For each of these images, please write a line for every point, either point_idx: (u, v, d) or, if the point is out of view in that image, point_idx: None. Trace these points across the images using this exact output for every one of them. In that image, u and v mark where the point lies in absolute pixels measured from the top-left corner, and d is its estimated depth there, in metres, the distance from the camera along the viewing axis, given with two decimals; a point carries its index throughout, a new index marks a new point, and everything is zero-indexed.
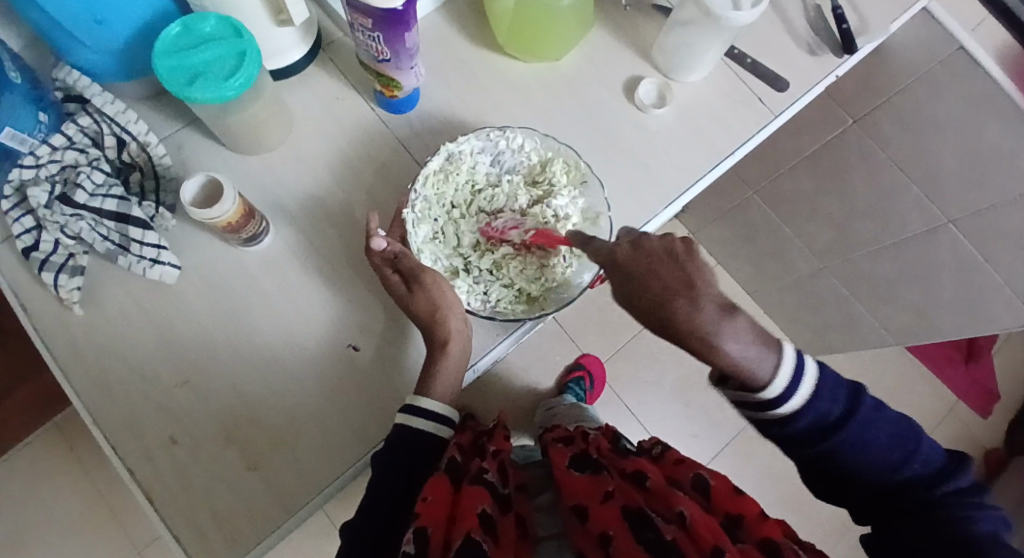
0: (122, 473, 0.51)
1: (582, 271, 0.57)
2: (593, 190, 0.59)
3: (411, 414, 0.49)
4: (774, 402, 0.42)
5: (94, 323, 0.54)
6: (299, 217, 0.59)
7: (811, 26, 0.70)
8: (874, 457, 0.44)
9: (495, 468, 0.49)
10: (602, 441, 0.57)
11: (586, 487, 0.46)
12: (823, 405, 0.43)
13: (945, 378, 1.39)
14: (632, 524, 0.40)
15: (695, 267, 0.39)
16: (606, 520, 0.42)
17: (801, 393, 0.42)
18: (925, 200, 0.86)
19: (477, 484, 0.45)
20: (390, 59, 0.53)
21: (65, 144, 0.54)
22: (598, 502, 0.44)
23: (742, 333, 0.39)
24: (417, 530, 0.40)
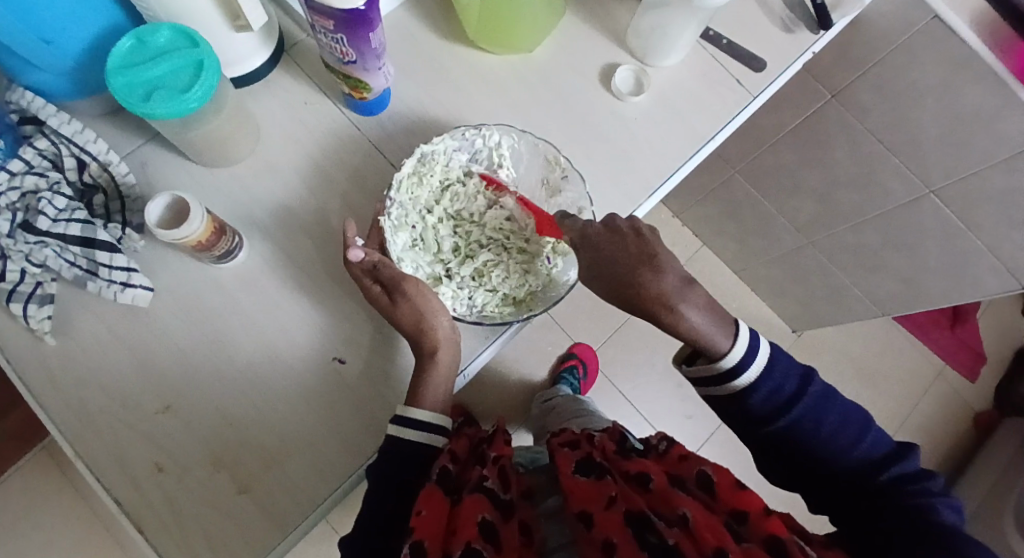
0: (110, 504, 0.50)
1: (567, 269, 0.58)
2: (575, 184, 0.58)
3: (403, 425, 0.48)
4: (731, 374, 0.50)
5: (69, 351, 0.53)
6: (274, 228, 0.57)
7: (785, 3, 0.69)
8: (822, 433, 0.48)
9: (496, 475, 0.48)
10: (607, 443, 0.58)
11: (591, 490, 0.47)
12: (773, 383, 0.50)
13: (931, 341, 1.39)
14: (635, 529, 0.41)
15: (657, 246, 0.52)
16: (610, 525, 0.42)
17: (753, 370, 0.50)
18: (906, 171, 0.86)
19: (476, 493, 0.45)
20: (356, 60, 0.52)
21: (23, 169, 0.51)
22: (602, 506, 0.44)
23: (701, 307, 0.51)
24: (413, 544, 0.40)
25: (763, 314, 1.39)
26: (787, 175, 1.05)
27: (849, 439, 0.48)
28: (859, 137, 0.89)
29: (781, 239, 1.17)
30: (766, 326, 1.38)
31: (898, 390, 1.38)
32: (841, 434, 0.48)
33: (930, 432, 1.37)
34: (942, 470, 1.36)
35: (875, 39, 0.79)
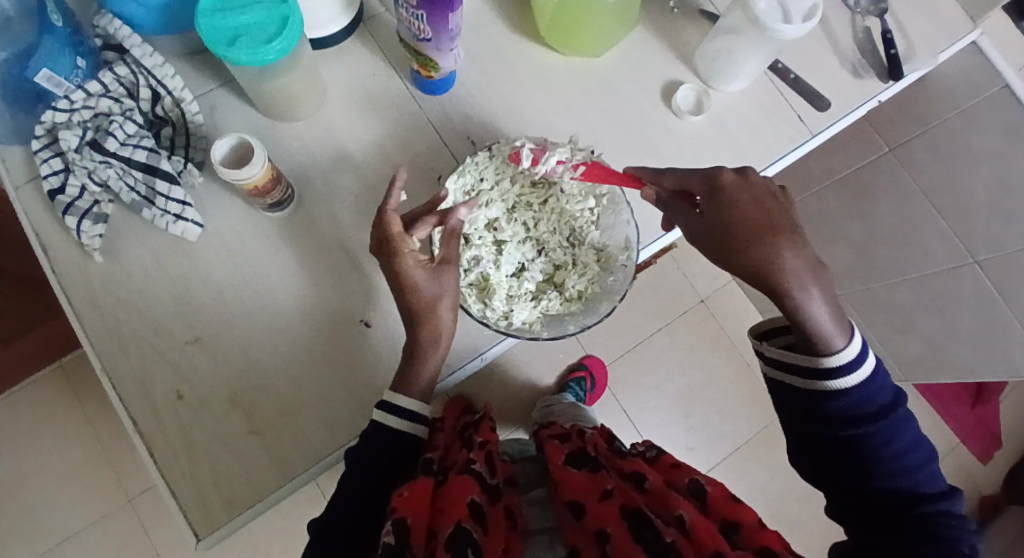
0: (127, 423, 0.52)
1: (560, 326, 0.57)
2: (621, 273, 0.57)
3: (386, 411, 0.48)
4: (833, 371, 0.44)
5: (113, 273, 0.55)
6: (324, 189, 0.59)
7: (858, 48, 0.69)
8: (888, 450, 0.44)
9: (482, 459, 0.51)
10: (599, 439, 0.60)
11: (584, 484, 0.48)
12: (869, 391, 0.44)
13: (952, 418, 1.36)
14: (631, 525, 0.42)
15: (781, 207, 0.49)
16: (604, 518, 0.44)
17: (863, 369, 0.44)
18: (953, 237, 0.84)
19: (466, 475, 0.47)
20: (430, 38, 0.53)
21: (99, 91, 0.54)
22: (596, 499, 0.46)
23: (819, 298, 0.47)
24: (397, 522, 0.41)
25: None
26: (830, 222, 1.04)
27: (905, 465, 0.44)
28: (909, 194, 0.89)
29: None
30: None
31: None
32: (905, 458, 0.44)
33: None
34: None
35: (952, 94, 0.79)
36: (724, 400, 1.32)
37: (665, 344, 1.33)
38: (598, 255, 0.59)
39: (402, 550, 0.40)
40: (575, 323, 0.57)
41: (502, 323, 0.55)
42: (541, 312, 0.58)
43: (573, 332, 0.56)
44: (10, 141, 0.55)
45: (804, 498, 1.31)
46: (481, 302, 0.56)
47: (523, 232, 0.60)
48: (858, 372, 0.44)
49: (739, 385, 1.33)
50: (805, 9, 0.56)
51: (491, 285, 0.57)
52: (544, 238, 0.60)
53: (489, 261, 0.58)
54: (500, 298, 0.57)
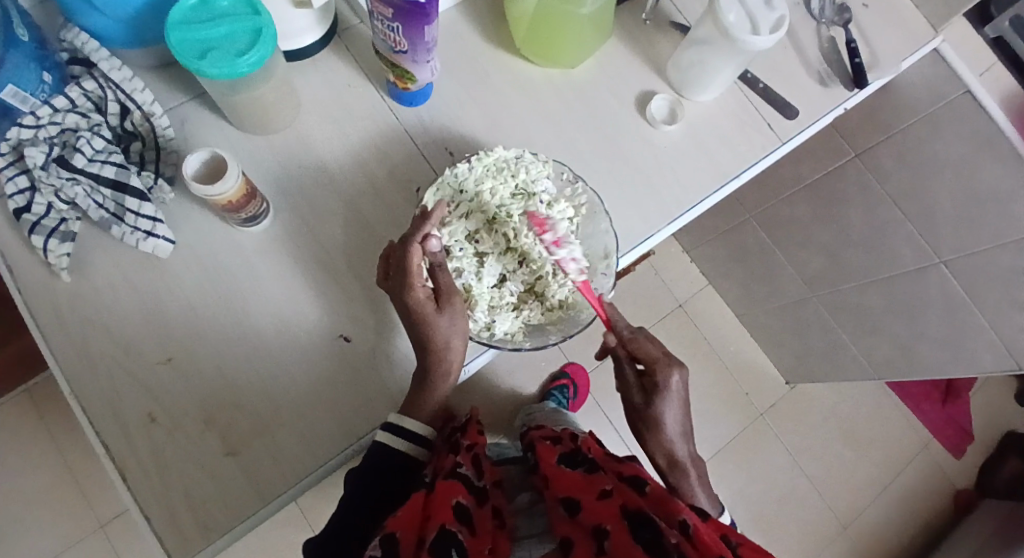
0: (97, 448, 0.50)
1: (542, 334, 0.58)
2: (602, 282, 0.58)
3: (392, 433, 0.50)
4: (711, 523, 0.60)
5: (81, 292, 0.53)
6: (301, 203, 0.58)
7: (824, 58, 0.71)
8: None
9: (469, 462, 0.52)
10: (591, 443, 0.63)
11: (581, 484, 0.52)
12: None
13: (922, 414, 1.41)
14: (630, 523, 0.45)
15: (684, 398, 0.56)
16: (602, 515, 0.47)
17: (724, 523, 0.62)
18: (919, 239, 0.87)
19: (452, 478, 0.48)
20: (406, 51, 0.53)
21: (66, 106, 0.53)
22: (594, 498, 0.49)
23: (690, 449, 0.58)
24: (385, 535, 0.42)
25: (758, 362, 1.39)
26: (802, 226, 1.06)
27: None
28: (877, 198, 0.91)
29: (786, 289, 1.18)
30: (759, 375, 1.38)
31: (881, 456, 1.38)
32: None
33: (908, 504, 1.37)
34: (914, 542, 1.37)
35: (915, 101, 0.82)
36: (704, 404, 1.33)
37: None
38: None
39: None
40: (558, 332, 0.58)
41: (484, 334, 0.56)
42: (523, 322, 0.58)
43: (555, 342, 0.57)
44: None
45: (784, 499, 1.32)
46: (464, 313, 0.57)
47: (503, 242, 0.59)
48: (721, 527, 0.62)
49: (719, 388, 1.35)
50: (773, 19, 0.57)
51: (473, 296, 0.57)
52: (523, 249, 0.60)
53: (470, 271, 0.58)
54: (482, 308, 0.57)
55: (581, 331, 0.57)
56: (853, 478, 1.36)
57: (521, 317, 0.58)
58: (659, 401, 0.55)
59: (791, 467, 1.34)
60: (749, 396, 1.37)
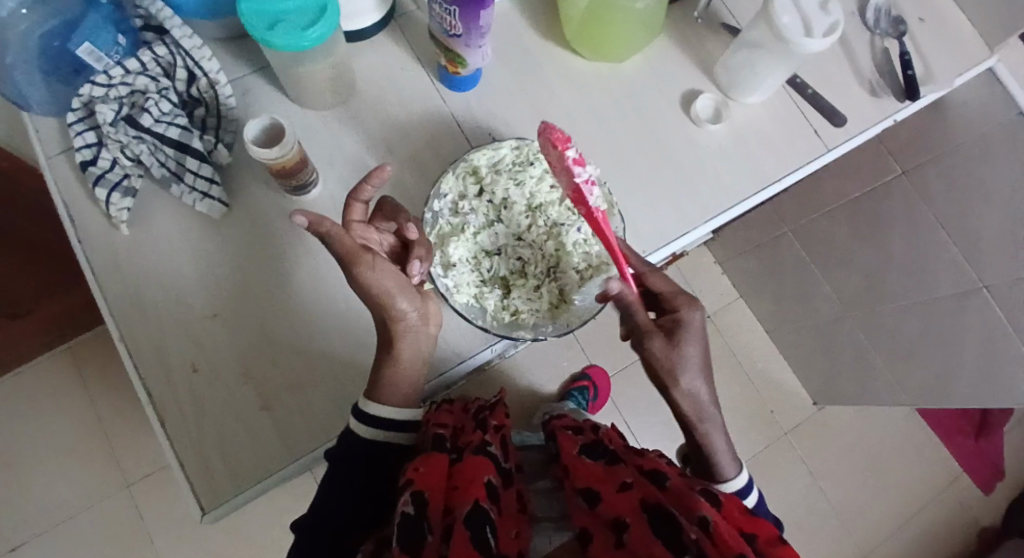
0: (141, 393, 0.52)
1: (495, 314, 0.56)
2: (573, 319, 0.55)
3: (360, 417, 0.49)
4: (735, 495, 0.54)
5: (138, 246, 0.56)
6: (349, 177, 0.60)
7: (875, 68, 0.71)
8: None
9: (496, 442, 0.54)
10: (612, 436, 0.63)
11: (602, 476, 0.52)
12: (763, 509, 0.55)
13: (953, 447, 1.37)
14: (651, 516, 0.45)
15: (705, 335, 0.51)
16: (621, 508, 0.47)
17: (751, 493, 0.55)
18: (962, 262, 0.85)
19: (479, 454, 0.49)
20: (461, 35, 0.54)
21: (137, 69, 0.56)
22: (615, 490, 0.49)
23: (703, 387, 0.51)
24: (415, 493, 0.43)
25: (785, 380, 1.36)
26: (841, 242, 1.04)
27: None
28: (922, 217, 0.89)
29: (820, 307, 1.16)
30: (785, 393, 1.36)
31: (906, 488, 1.34)
32: None
33: (932, 539, 1.33)
34: None
35: (969, 119, 0.80)
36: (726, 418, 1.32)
37: None
38: (562, 279, 0.57)
39: (421, 519, 0.42)
40: (527, 332, 0.55)
41: (437, 269, 0.55)
42: (477, 294, 0.56)
43: (522, 337, 0.53)
44: (45, 112, 0.58)
45: (802, 521, 1.29)
46: (442, 240, 0.56)
47: (525, 228, 0.58)
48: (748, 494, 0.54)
49: (741, 403, 1.34)
50: (827, 23, 0.57)
51: (462, 237, 0.56)
52: (528, 240, 0.58)
53: (479, 221, 0.57)
54: (457, 252, 0.56)
55: (552, 338, 0.53)
56: (875, 506, 1.33)
57: (480, 290, 0.56)
58: (680, 344, 0.50)
59: (811, 490, 1.31)
60: (772, 414, 1.34)
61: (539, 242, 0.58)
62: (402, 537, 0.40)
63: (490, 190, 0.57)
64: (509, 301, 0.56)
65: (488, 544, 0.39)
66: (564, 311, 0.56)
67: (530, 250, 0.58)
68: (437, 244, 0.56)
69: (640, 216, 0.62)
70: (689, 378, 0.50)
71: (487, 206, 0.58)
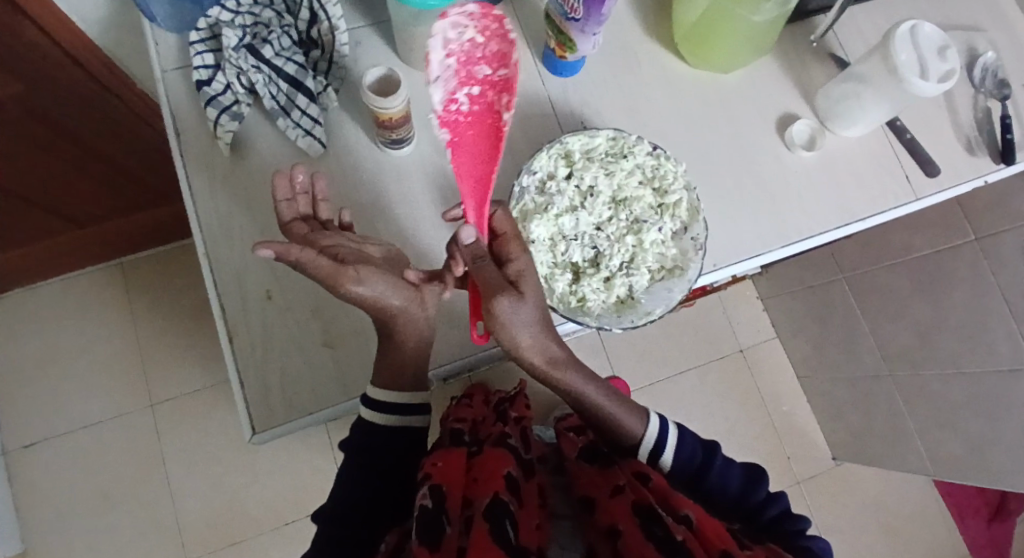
0: (215, 307, 0.54)
1: (562, 296, 0.56)
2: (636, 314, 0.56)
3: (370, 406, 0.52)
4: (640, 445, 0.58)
5: (235, 170, 0.58)
6: (442, 141, 0.61)
7: (976, 125, 0.70)
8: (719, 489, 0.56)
9: (517, 436, 0.61)
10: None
11: (599, 481, 0.55)
12: (684, 454, 0.58)
13: (969, 527, 1.33)
14: (642, 521, 0.46)
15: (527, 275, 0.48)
16: (616, 515, 0.48)
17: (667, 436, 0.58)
18: (1022, 340, 0.82)
19: (501, 449, 0.55)
20: (579, 19, 0.55)
21: (265, 3, 0.58)
22: (609, 496, 0.51)
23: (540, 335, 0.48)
24: (431, 488, 0.45)
25: (808, 428, 1.34)
26: (894, 298, 1.03)
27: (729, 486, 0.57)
28: (986, 287, 0.87)
29: (858, 360, 1.14)
30: (806, 441, 1.34)
31: None
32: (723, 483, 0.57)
33: None
34: None
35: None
36: (741, 454, 1.30)
37: (692, 385, 1.32)
38: (632, 275, 0.58)
39: (439, 511, 0.44)
40: (592, 320, 0.55)
41: None
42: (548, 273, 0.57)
43: (588, 323, 0.54)
44: (168, 28, 0.60)
45: None
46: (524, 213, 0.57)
47: (604, 220, 0.59)
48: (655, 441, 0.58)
49: (759, 443, 1.32)
50: (943, 70, 0.57)
51: (543, 215, 0.57)
52: (607, 232, 0.59)
53: (563, 203, 0.58)
54: (537, 229, 0.57)
55: (616, 329, 0.54)
56: None
57: (551, 272, 0.57)
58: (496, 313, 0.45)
59: None
60: (789, 460, 1.33)
61: (617, 236, 0.59)
62: (423, 524, 0.42)
63: (577, 176, 0.58)
64: (576, 287, 0.57)
65: (507, 537, 0.41)
66: (629, 307, 0.57)
67: (606, 243, 0.58)
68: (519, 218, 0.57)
69: (718, 229, 0.63)
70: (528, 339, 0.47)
71: (573, 192, 0.58)
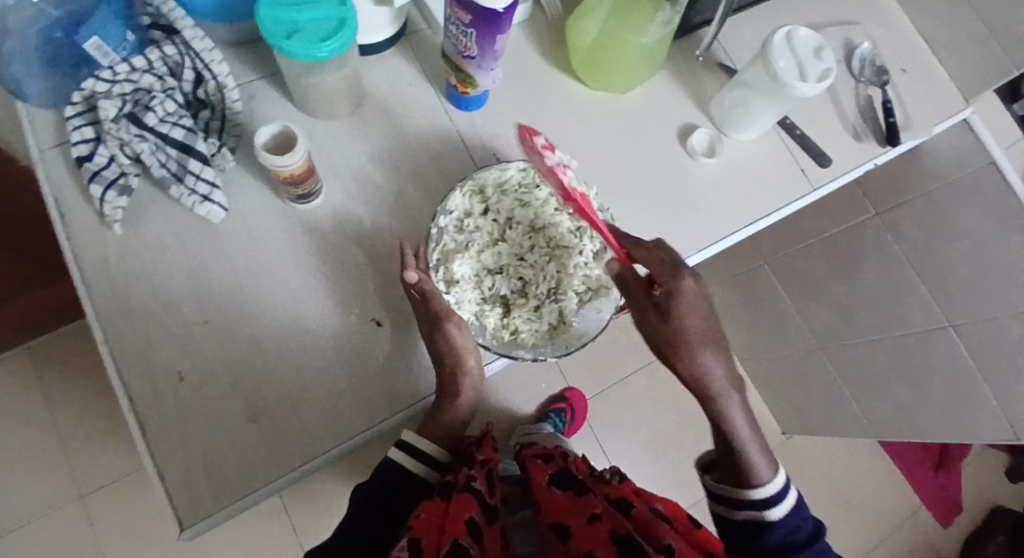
0: (122, 398, 0.50)
1: (494, 330, 0.56)
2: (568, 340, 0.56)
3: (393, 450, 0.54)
4: (763, 502, 0.50)
5: (131, 247, 0.54)
6: (353, 189, 0.60)
7: (860, 114, 0.74)
8: None
9: (481, 478, 0.54)
10: (581, 465, 0.64)
11: (569, 509, 0.52)
12: (795, 520, 0.49)
13: (914, 479, 1.41)
14: (619, 549, 0.45)
15: (684, 297, 0.49)
16: (591, 541, 0.46)
17: (785, 503, 0.50)
18: (931, 303, 0.89)
19: (465, 493, 0.49)
20: (474, 56, 0.55)
21: (144, 67, 0.55)
22: (583, 523, 0.49)
23: (718, 360, 0.50)
24: (410, 540, 0.43)
25: (757, 409, 1.39)
26: (815, 278, 1.08)
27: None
28: (892, 258, 0.93)
29: (792, 339, 1.19)
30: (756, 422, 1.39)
31: (868, 518, 1.38)
32: None
33: None
34: None
35: (941, 167, 0.85)
36: (699, 444, 1.33)
37: (645, 385, 1.34)
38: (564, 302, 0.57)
39: None
40: (527, 352, 0.55)
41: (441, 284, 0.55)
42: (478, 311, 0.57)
43: (523, 357, 0.54)
44: (40, 103, 0.56)
45: None
46: (446, 254, 0.56)
47: (525, 249, 0.59)
48: (782, 504, 0.50)
49: None
50: (821, 70, 0.60)
51: (465, 253, 0.56)
52: (530, 261, 0.59)
53: (482, 239, 0.58)
54: (460, 268, 0.56)
55: (552, 358, 0.54)
56: (837, 536, 1.36)
57: (481, 308, 0.57)
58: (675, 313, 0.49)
59: None
60: None
61: (540, 263, 0.59)
62: None
63: (494, 209, 0.58)
64: (507, 320, 0.57)
65: None
66: (561, 334, 0.57)
67: (531, 271, 0.59)
68: (440, 259, 0.56)
69: None
70: (706, 355, 0.49)
71: (492, 227, 0.58)
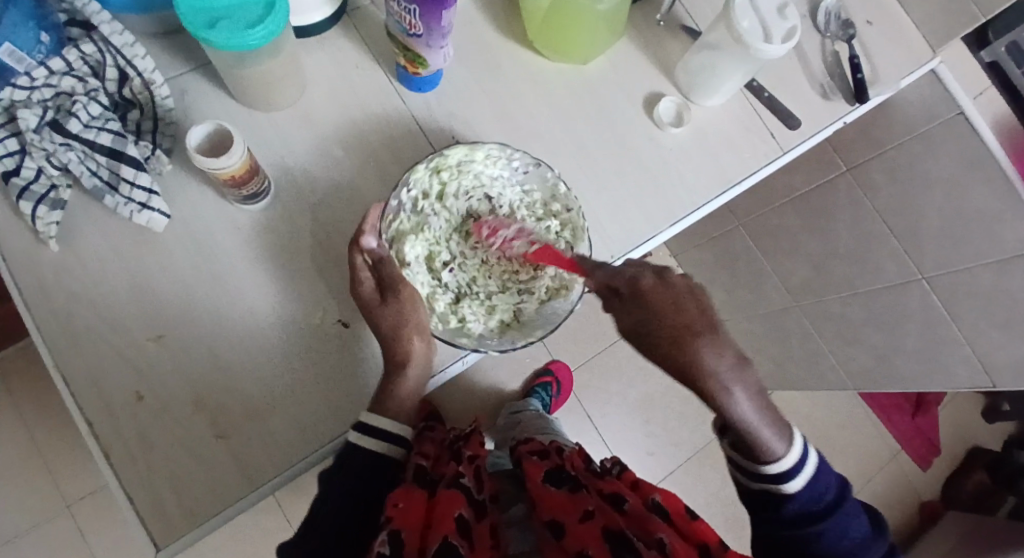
0: (80, 425, 0.48)
1: (444, 316, 0.55)
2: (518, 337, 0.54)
3: (361, 432, 0.48)
4: (780, 477, 0.46)
5: (69, 264, 0.51)
6: (305, 185, 0.57)
7: (826, 70, 0.72)
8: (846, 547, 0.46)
9: (471, 473, 0.52)
10: (576, 460, 0.63)
11: (566, 504, 0.50)
12: (813, 490, 0.47)
13: (893, 424, 1.45)
14: (613, 548, 0.44)
15: (678, 311, 0.46)
16: (586, 539, 0.45)
17: (804, 471, 0.47)
18: (904, 255, 0.88)
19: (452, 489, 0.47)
20: (421, 34, 0.52)
21: (62, 69, 0.50)
22: (577, 521, 0.47)
23: (749, 387, 0.46)
24: (391, 533, 0.41)
25: None
26: (790, 236, 1.07)
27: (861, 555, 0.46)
28: (864, 212, 0.92)
29: (771, 298, 1.20)
30: None
31: (850, 464, 1.42)
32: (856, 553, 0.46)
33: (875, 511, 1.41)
34: None
35: (908, 120, 0.84)
36: (684, 406, 1.34)
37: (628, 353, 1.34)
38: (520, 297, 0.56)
39: None
40: (471, 343, 0.53)
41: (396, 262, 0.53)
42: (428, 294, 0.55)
43: (464, 347, 0.52)
44: None
45: None
46: (401, 233, 0.54)
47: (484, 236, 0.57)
48: (799, 474, 0.47)
49: None
50: (785, 29, 0.58)
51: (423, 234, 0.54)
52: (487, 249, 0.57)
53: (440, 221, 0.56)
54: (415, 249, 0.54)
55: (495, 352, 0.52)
56: None
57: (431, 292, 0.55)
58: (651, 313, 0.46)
59: None
60: None
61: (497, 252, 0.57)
62: None
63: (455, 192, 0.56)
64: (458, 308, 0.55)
65: None
66: (512, 328, 0.55)
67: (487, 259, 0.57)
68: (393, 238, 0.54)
69: (606, 221, 0.62)
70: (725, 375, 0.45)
71: (449, 209, 0.56)
